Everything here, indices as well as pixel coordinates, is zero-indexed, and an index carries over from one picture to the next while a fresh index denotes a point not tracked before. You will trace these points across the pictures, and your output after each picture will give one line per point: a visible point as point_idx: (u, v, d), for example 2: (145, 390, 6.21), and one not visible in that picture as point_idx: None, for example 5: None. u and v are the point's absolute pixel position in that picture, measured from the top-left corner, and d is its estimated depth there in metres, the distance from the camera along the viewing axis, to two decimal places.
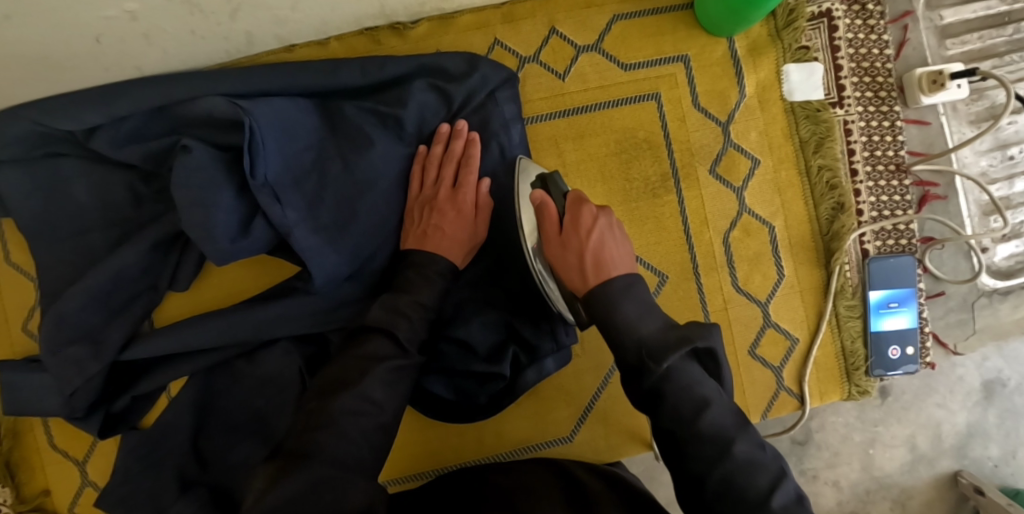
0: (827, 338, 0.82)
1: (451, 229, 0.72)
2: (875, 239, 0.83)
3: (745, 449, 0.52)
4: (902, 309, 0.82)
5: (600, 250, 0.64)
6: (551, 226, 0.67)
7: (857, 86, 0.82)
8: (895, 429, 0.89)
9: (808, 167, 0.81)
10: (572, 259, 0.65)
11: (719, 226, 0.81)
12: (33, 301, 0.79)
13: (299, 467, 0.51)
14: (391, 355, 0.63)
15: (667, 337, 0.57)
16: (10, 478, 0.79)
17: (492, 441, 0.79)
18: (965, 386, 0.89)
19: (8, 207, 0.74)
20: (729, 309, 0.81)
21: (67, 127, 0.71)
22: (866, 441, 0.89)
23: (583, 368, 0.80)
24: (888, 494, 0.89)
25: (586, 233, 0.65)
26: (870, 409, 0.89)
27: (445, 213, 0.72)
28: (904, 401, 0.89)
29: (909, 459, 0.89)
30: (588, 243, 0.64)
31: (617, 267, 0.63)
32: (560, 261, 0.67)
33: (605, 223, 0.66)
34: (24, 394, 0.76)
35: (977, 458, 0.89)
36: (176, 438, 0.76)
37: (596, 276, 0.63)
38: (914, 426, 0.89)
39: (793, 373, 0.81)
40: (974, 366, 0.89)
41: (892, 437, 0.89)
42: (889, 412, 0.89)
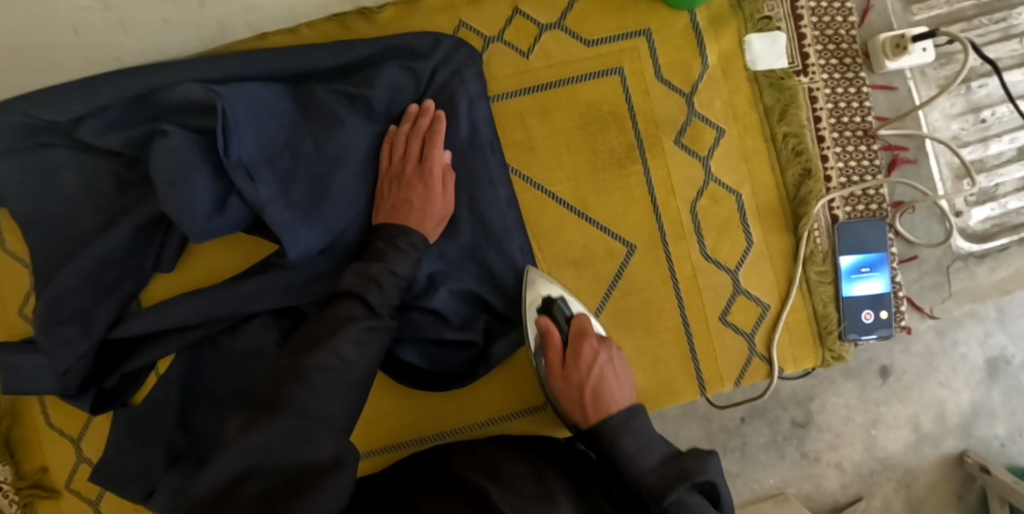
0: (798, 304, 0.83)
1: (421, 202, 0.75)
2: (844, 205, 0.83)
3: (712, 485, 0.64)
4: (874, 273, 0.83)
5: (600, 387, 0.73)
6: (556, 356, 0.76)
7: (821, 53, 0.83)
8: (897, 409, 0.92)
9: (773, 134, 0.82)
10: (575, 394, 0.74)
11: (685, 195, 0.82)
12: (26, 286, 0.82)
13: (270, 419, 0.55)
14: (362, 316, 0.66)
15: (669, 476, 0.65)
16: (10, 455, 0.82)
17: (467, 411, 0.81)
18: (968, 364, 0.92)
19: (1, 196, 0.78)
20: (699, 277, 0.82)
21: (54, 117, 0.74)
22: (868, 421, 0.92)
23: None
24: (893, 475, 0.92)
25: (586, 371, 0.74)
26: (871, 390, 0.92)
27: (413, 187, 0.75)
28: (907, 380, 0.92)
29: (914, 438, 0.92)
30: (588, 380, 0.74)
31: (616, 402, 0.72)
32: (563, 396, 0.76)
33: (605, 357, 0.75)
34: (21, 373, 0.78)
35: (982, 436, 0.92)
36: (165, 414, 0.79)
37: (596, 413, 0.73)
38: (917, 405, 0.92)
39: (764, 338, 0.82)
40: (977, 343, 0.91)
41: (896, 417, 0.92)
42: (891, 391, 0.92)
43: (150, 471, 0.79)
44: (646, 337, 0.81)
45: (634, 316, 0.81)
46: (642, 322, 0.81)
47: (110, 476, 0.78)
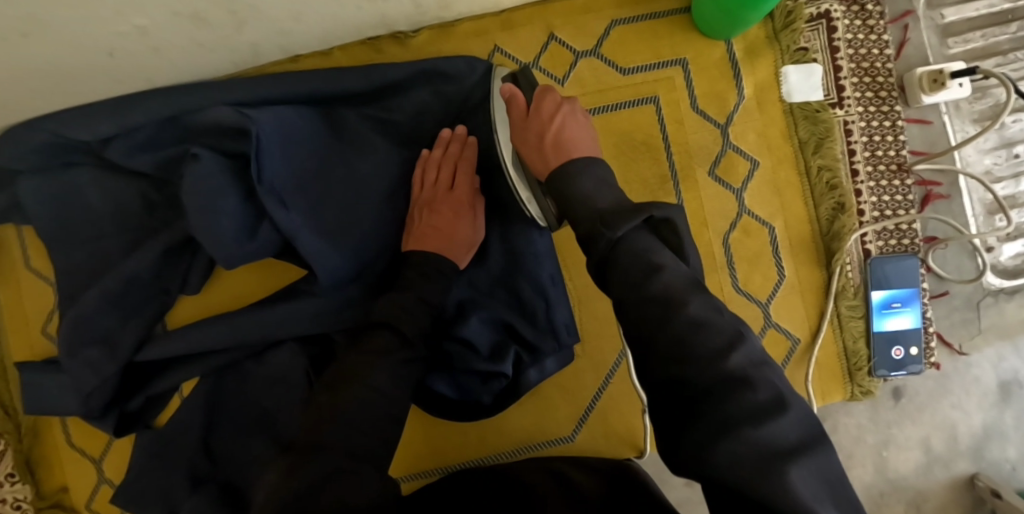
0: (829, 338, 0.82)
1: (447, 228, 0.74)
2: (877, 239, 0.83)
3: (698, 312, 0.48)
4: (905, 309, 0.82)
5: (561, 131, 0.68)
6: (517, 109, 0.71)
7: (857, 86, 0.82)
8: (909, 429, 0.87)
9: (807, 167, 0.81)
10: (533, 137, 0.69)
11: (718, 226, 0.81)
12: (50, 305, 0.80)
13: (308, 455, 0.54)
14: (396, 348, 0.65)
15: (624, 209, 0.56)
16: (31, 475, 0.81)
17: (494, 439, 0.80)
18: (981, 386, 0.87)
19: (29, 215, 0.77)
20: (729, 309, 0.81)
21: (84, 137, 0.73)
22: (879, 442, 0.87)
23: (583, 368, 0.81)
24: (904, 496, 0.87)
25: (548, 118, 0.69)
26: (883, 410, 0.87)
27: (442, 213, 0.74)
28: (918, 402, 0.88)
29: (924, 460, 0.87)
30: (549, 126, 0.68)
31: (578, 147, 0.67)
32: (523, 145, 0.70)
33: (568, 108, 0.71)
34: (46, 393, 0.78)
35: (994, 459, 0.87)
36: (190, 436, 0.79)
37: (556, 154, 0.67)
38: (929, 427, 0.87)
39: (793, 373, 0.82)
40: (989, 367, 0.87)
41: (907, 439, 0.87)
42: (903, 413, 0.88)
43: (173, 494, 0.78)
44: None
45: None
46: None
47: (134, 496, 0.78)
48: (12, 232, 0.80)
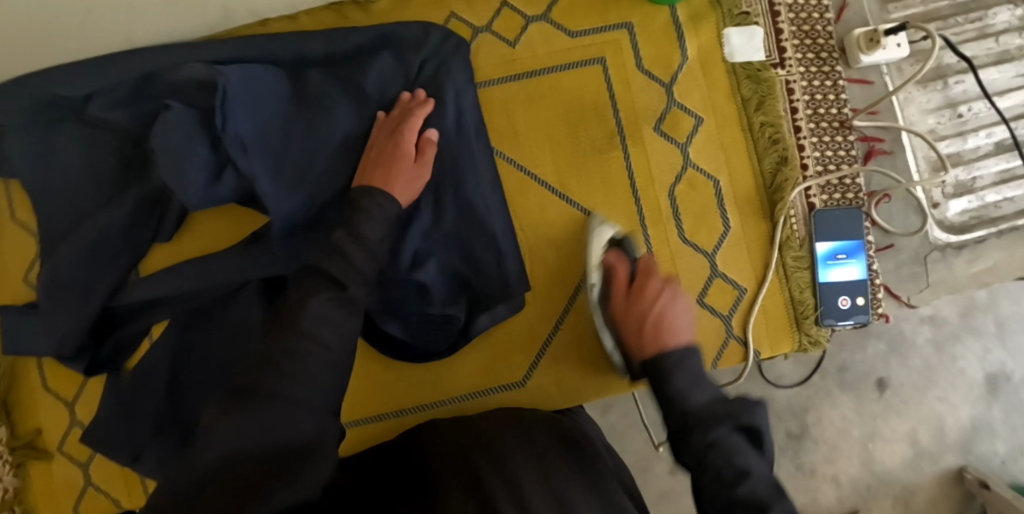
0: (775, 288, 0.84)
1: (400, 175, 0.73)
2: (820, 193, 0.85)
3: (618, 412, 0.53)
4: (850, 260, 0.84)
5: (662, 318, 0.70)
6: (619, 287, 0.76)
7: (797, 48, 0.86)
8: (896, 423, 1.03)
9: (750, 123, 0.84)
10: (635, 324, 0.72)
11: (663, 181, 0.84)
12: (33, 254, 0.86)
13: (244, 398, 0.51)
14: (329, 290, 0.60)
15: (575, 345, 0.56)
16: (7, 416, 0.85)
17: (447, 385, 0.82)
18: (968, 380, 1.04)
19: (13, 170, 0.82)
20: (677, 261, 0.83)
21: (67, 92, 0.79)
22: (866, 435, 1.03)
23: (535, 315, 0.83)
24: (892, 489, 1.03)
25: (651, 302, 0.72)
26: (870, 404, 1.03)
27: (395, 162, 0.74)
28: (904, 396, 1.03)
29: (910, 453, 1.03)
30: (651, 312, 0.71)
31: (674, 335, 0.69)
32: (624, 327, 0.73)
33: (668, 294, 0.73)
34: (23, 334, 0.82)
35: (984, 453, 1.03)
36: (155, 382, 0.82)
37: (654, 345, 0.69)
38: (917, 420, 1.04)
39: (741, 321, 0.83)
40: (976, 361, 1.04)
41: (894, 432, 1.03)
42: (889, 406, 1.03)
43: (138, 436, 0.81)
44: None
45: None
46: None
47: (101, 438, 0.82)
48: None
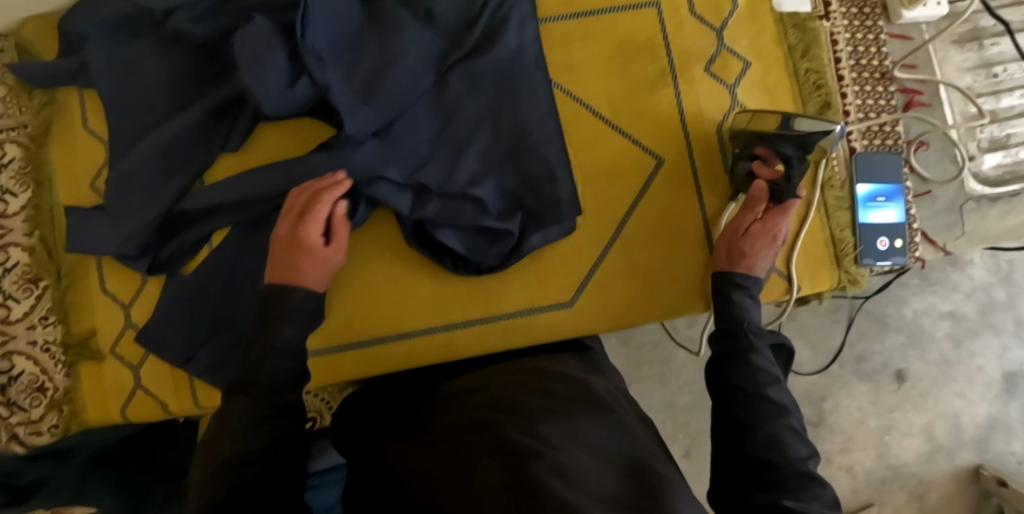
0: (816, 226, 0.87)
1: (305, 264, 0.70)
2: (861, 138, 0.89)
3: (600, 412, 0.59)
4: (890, 203, 0.87)
5: (746, 251, 0.75)
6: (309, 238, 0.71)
7: (842, 3, 0.91)
8: (916, 418, 1.33)
9: (796, 69, 0.88)
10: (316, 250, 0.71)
11: (713, 118, 0.87)
12: (102, 161, 0.89)
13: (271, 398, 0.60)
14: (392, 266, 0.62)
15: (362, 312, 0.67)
16: (65, 314, 0.89)
17: (495, 301, 0.85)
18: (988, 377, 1.33)
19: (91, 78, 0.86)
20: (722, 194, 0.86)
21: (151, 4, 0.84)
22: (884, 427, 1.32)
23: (584, 240, 0.85)
24: (902, 482, 1.32)
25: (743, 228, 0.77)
26: (887, 397, 1.33)
27: (306, 260, 0.70)
28: (924, 392, 1.33)
29: (932, 450, 1.32)
30: (745, 243, 0.76)
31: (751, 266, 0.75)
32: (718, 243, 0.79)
33: (773, 229, 0.76)
34: (87, 234, 0.86)
35: (1001, 451, 1.32)
36: (212, 288, 0.85)
37: (737, 262, 0.75)
38: (937, 414, 1.33)
39: (782, 255, 0.86)
40: (997, 360, 1.33)
41: (912, 426, 1.33)
42: (908, 398, 1.33)
43: (193, 338, 0.85)
44: (668, 245, 0.85)
45: (657, 224, 0.85)
46: (664, 231, 0.85)
47: (157, 338, 0.85)
48: (74, 95, 0.89)
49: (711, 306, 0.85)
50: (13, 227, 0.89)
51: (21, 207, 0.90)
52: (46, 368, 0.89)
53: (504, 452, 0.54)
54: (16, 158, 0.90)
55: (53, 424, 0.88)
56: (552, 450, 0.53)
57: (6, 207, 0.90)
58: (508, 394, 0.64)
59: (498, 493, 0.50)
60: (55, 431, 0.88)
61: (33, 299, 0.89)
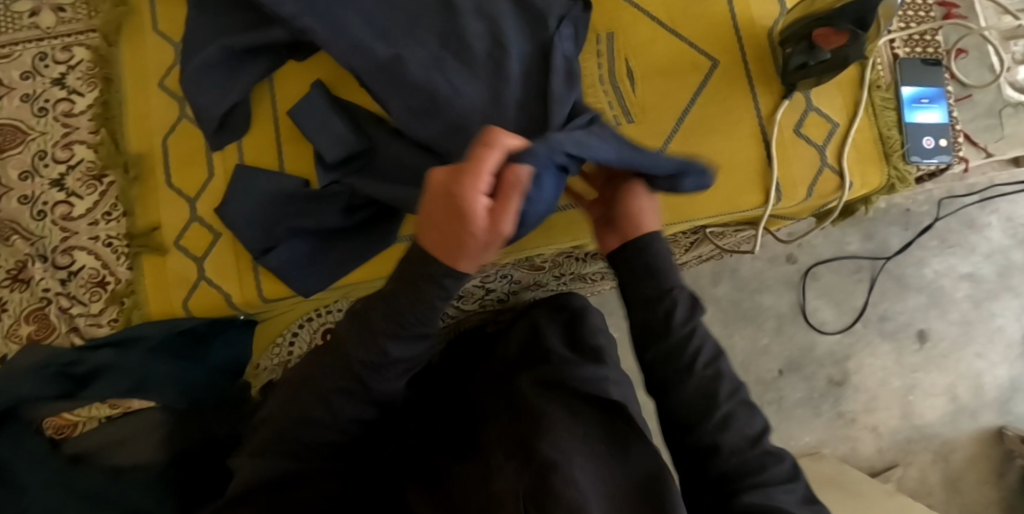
0: (865, 125, 0.91)
1: (471, 239, 0.58)
2: (904, 46, 0.93)
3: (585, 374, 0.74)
4: (933, 105, 0.92)
5: (457, 242, 0.59)
6: (456, 199, 0.54)
7: None
8: (936, 376, 1.47)
9: None
10: (479, 238, 0.57)
11: (765, 24, 0.92)
12: (172, 61, 0.93)
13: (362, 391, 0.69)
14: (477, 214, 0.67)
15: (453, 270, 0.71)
16: (131, 210, 0.92)
17: (562, 192, 0.87)
18: (1007, 335, 1.48)
19: None
20: (775, 93, 0.90)
21: None
22: (905, 389, 1.47)
23: (645, 133, 0.89)
24: (931, 442, 1.46)
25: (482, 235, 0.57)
26: (909, 357, 1.47)
27: (471, 219, 0.55)
28: (941, 349, 1.47)
29: (949, 409, 1.46)
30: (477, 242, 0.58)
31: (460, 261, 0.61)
32: (432, 217, 0.59)
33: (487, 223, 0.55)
34: (154, 123, 0.93)
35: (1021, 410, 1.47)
36: (278, 178, 0.87)
37: (464, 254, 0.60)
38: (954, 371, 1.47)
39: (834, 152, 0.90)
40: (1012, 319, 1.48)
41: (932, 386, 1.47)
42: (927, 357, 1.47)
43: (258, 227, 0.87)
44: (727, 140, 0.89)
45: (717, 119, 0.89)
46: (721, 126, 0.89)
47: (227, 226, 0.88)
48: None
49: (768, 202, 0.89)
50: (79, 126, 0.95)
51: (87, 106, 0.95)
52: (107, 262, 0.92)
53: (510, 450, 0.66)
54: (83, 60, 0.96)
55: (113, 317, 0.91)
56: (557, 460, 0.62)
57: (73, 108, 0.95)
58: (515, 399, 0.73)
59: (506, 463, 0.64)
60: (115, 325, 0.91)
61: (96, 196, 0.93)
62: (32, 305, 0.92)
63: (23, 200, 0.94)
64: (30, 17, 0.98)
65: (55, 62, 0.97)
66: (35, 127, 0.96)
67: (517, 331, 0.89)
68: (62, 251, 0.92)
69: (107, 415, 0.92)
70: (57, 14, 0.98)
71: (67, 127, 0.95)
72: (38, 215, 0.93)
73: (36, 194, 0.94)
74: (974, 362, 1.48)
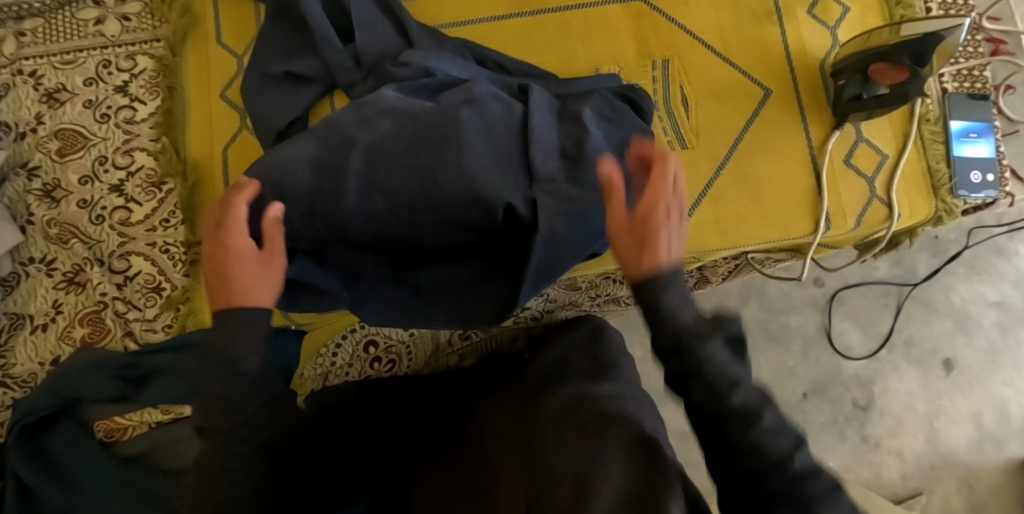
0: (914, 157, 0.92)
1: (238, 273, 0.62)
2: (952, 81, 0.95)
3: (613, 412, 0.68)
4: (981, 140, 0.93)
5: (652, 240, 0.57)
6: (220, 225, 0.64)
7: None
8: (962, 404, 1.35)
9: (891, 16, 0.95)
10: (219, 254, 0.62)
11: (817, 56, 0.93)
12: (233, 71, 0.95)
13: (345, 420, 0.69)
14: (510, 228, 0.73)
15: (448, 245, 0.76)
16: (186, 218, 0.92)
17: None
18: None
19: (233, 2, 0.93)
20: (825, 123, 0.91)
21: None
22: (932, 414, 1.35)
23: (698, 158, 0.89)
24: (957, 467, 1.33)
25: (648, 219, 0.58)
26: (936, 382, 1.35)
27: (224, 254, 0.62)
28: (968, 376, 1.35)
29: (976, 437, 1.34)
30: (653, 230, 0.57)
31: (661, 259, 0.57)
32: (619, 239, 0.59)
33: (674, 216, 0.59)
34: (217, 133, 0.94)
35: None
36: None
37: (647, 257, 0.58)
38: (981, 401, 1.35)
39: (883, 184, 0.90)
40: None
41: (959, 414, 1.35)
42: (953, 385, 1.35)
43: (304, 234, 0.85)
44: (779, 168, 0.90)
45: (770, 148, 0.90)
46: (774, 154, 0.90)
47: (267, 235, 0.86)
48: (210, 13, 0.96)
49: (818, 229, 0.89)
50: (140, 134, 0.97)
51: (150, 114, 0.97)
52: (163, 268, 0.94)
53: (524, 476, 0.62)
54: (146, 69, 0.98)
55: (168, 323, 0.92)
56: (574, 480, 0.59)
57: (135, 115, 0.97)
58: (519, 417, 0.72)
59: (512, 481, 0.63)
60: (169, 330, 0.92)
61: (155, 202, 0.95)
62: (87, 308, 0.94)
63: (82, 204, 0.96)
64: (95, 25, 1.00)
65: (119, 70, 0.99)
66: (97, 133, 0.98)
67: (550, 352, 0.84)
68: (119, 256, 0.94)
69: (157, 421, 0.93)
70: (122, 22, 1.00)
71: (128, 135, 0.97)
72: (96, 219, 0.95)
73: (94, 199, 0.96)
74: (1000, 389, 1.35)
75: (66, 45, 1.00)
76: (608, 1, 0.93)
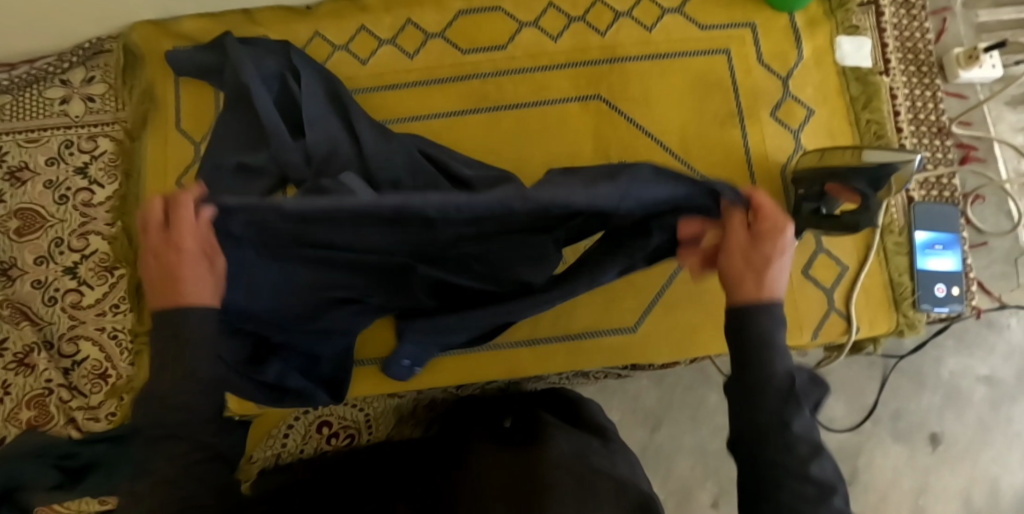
0: (875, 268, 0.89)
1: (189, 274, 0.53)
2: (919, 189, 0.92)
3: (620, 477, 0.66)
4: (947, 251, 0.90)
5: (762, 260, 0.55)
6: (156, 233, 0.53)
7: (901, 61, 0.96)
8: (950, 479, 1.09)
9: (857, 119, 0.92)
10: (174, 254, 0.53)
11: (778, 159, 0.91)
12: (191, 158, 0.95)
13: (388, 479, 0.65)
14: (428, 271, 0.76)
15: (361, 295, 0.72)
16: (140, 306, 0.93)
17: (564, 322, 0.88)
18: None
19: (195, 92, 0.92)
20: None
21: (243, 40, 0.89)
22: (915, 491, 1.08)
23: (651, 266, 0.88)
24: None
25: (780, 229, 0.56)
26: (922, 456, 1.09)
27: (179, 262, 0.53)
28: (958, 450, 1.09)
29: None
30: (760, 256, 0.55)
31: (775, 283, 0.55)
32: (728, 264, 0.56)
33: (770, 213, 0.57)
34: None
35: None
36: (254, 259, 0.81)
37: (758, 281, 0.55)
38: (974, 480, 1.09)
39: (842, 296, 0.88)
40: None
41: (948, 492, 1.08)
42: (941, 458, 1.09)
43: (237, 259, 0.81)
44: None
45: None
46: None
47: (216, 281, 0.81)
48: (171, 100, 0.97)
49: None
50: (96, 217, 0.97)
51: (105, 198, 0.97)
52: (110, 354, 0.93)
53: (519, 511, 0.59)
54: (107, 151, 0.99)
55: (111, 411, 0.92)
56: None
57: (93, 198, 0.98)
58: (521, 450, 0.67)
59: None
60: (112, 419, 0.92)
61: (106, 287, 0.95)
62: (32, 392, 0.92)
63: (36, 285, 0.96)
64: (61, 104, 1.00)
65: (80, 151, 0.99)
66: (55, 214, 0.98)
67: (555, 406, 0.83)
68: (68, 340, 0.94)
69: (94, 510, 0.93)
70: (86, 103, 1.00)
71: (84, 217, 0.97)
72: (49, 301, 0.95)
73: (48, 280, 0.96)
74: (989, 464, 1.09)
75: (29, 123, 1.00)
76: (566, 98, 0.92)
